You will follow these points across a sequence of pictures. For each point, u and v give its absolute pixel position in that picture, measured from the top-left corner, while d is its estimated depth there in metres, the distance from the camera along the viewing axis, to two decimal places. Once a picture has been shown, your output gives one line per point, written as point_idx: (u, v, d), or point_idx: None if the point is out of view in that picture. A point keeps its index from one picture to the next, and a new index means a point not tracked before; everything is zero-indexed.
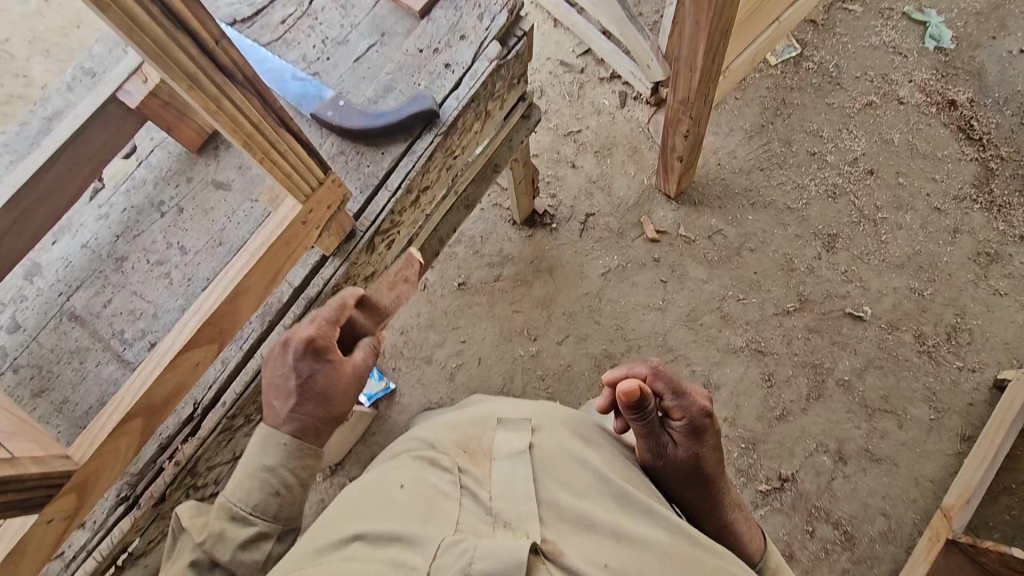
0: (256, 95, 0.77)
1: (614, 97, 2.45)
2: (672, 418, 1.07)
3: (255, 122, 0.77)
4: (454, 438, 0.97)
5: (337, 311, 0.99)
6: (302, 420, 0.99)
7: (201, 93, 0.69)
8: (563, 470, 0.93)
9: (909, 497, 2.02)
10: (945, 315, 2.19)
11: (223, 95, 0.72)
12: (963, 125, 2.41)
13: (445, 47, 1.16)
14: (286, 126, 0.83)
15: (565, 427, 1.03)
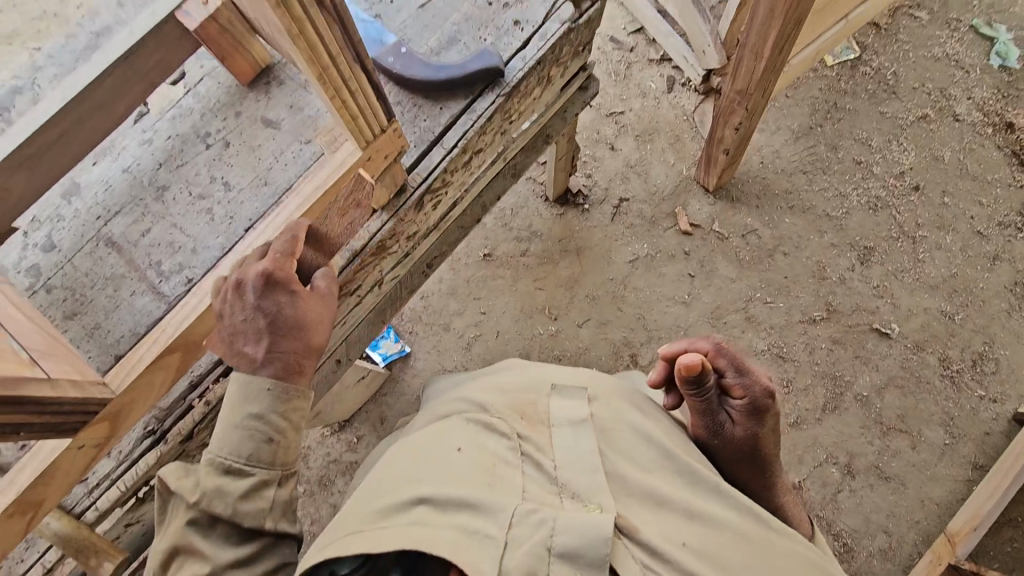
0: (338, 24, 0.72)
1: (662, 81, 2.38)
2: (732, 396, 1.13)
3: (332, 53, 0.73)
4: (510, 406, 1.06)
5: (286, 242, 0.89)
6: (281, 358, 0.92)
7: (287, 15, 0.64)
8: (624, 445, 1.02)
9: (913, 518, 2.00)
10: (973, 342, 2.15)
11: (309, 20, 0.67)
12: (1017, 150, 2.33)
13: (516, 3, 1.11)
14: (360, 61, 0.79)
15: (618, 399, 1.11)
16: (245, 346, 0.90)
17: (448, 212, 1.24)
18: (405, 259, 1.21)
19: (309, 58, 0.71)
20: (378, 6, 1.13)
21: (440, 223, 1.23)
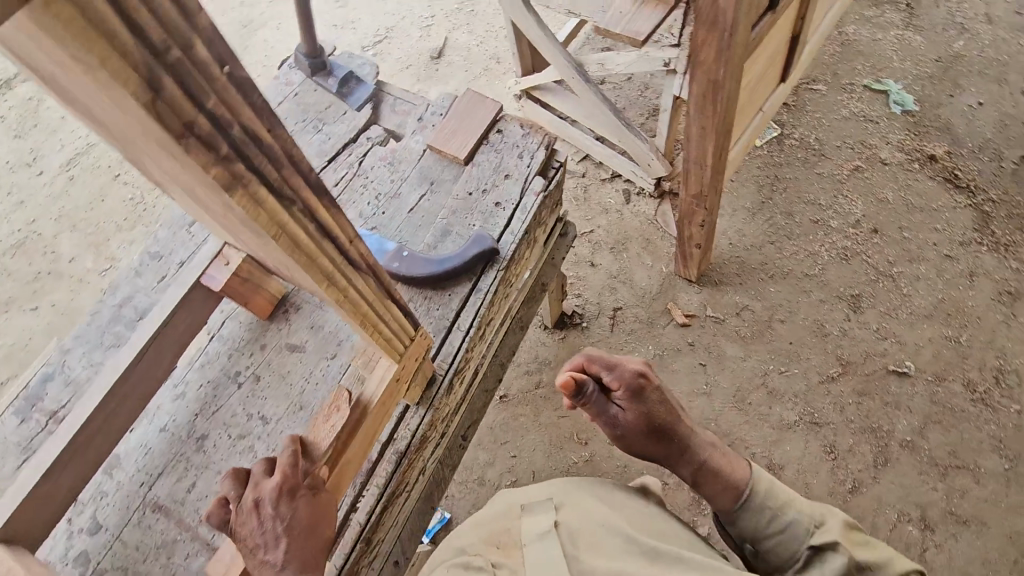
0: (375, 279, 0.77)
1: (619, 194, 2.58)
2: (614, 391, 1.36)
3: (371, 303, 0.78)
4: (485, 539, 1.09)
5: (290, 453, 0.84)
6: (302, 558, 0.85)
7: (335, 289, 0.70)
8: (591, 542, 1.05)
9: (1007, 557, 1.91)
10: (987, 359, 2.20)
11: (353, 285, 0.72)
12: (948, 176, 2.56)
13: (493, 187, 1.25)
14: (393, 299, 0.84)
15: (582, 499, 1.14)
16: (265, 557, 0.83)
17: (473, 380, 1.27)
18: (444, 437, 1.22)
19: (351, 312, 0.75)
20: (371, 218, 1.24)
21: (468, 392, 1.26)
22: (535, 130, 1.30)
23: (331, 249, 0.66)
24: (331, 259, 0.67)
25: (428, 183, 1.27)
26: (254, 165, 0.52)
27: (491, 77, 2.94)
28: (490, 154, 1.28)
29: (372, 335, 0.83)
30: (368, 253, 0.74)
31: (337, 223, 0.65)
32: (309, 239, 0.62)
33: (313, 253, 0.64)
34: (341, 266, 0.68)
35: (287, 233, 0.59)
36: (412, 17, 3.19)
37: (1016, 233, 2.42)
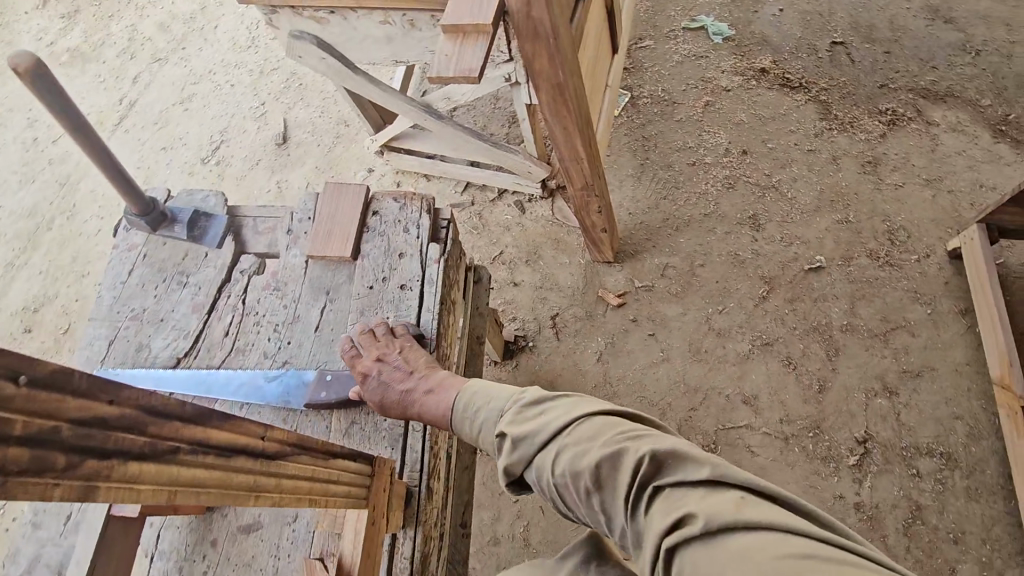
0: (303, 450, 0.74)
1: (513, 208, 2.59)
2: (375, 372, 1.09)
3: (309, 474, 0.74)
4: None
5: None
6: None
7: (265, 490, 0.67)
8: None
9: (964, 389, 2.08)
10: (878, 226, 2.40)
11: (281, 475, 0.69)
12: (782, 82, 2.78)
13: (392, 271, 1.19)
14: (331, 454, 0.80)
15: None
16: None
17: (448, 466, 1.21)
18: (444, 537, 1.15)
19: (288, 500, 0.72)
20: (278, 353, 1.14)
21: (449, 482, 1.20)
22: (409, 199, 1.25)
23: (241, 462, 0.62)
24: (246, 470, 0.63)
25: (324, 294, 1.19)
26: (123, 449, 0.48)
27: (345, 142, 2.86)
28: (375, 239, 1.22)
29: (328, 502, 0.80)
30: (284, 433, 0.70)
31: (237, 434, 0.61)
32: (211, 471, 0.58)
33: (224, 479, 0.60)
34: (259, 469, 0.65)
35: (183, 484, 0.55)
36: (243, 112, 3.05)
37: (854, 110, 2.67)
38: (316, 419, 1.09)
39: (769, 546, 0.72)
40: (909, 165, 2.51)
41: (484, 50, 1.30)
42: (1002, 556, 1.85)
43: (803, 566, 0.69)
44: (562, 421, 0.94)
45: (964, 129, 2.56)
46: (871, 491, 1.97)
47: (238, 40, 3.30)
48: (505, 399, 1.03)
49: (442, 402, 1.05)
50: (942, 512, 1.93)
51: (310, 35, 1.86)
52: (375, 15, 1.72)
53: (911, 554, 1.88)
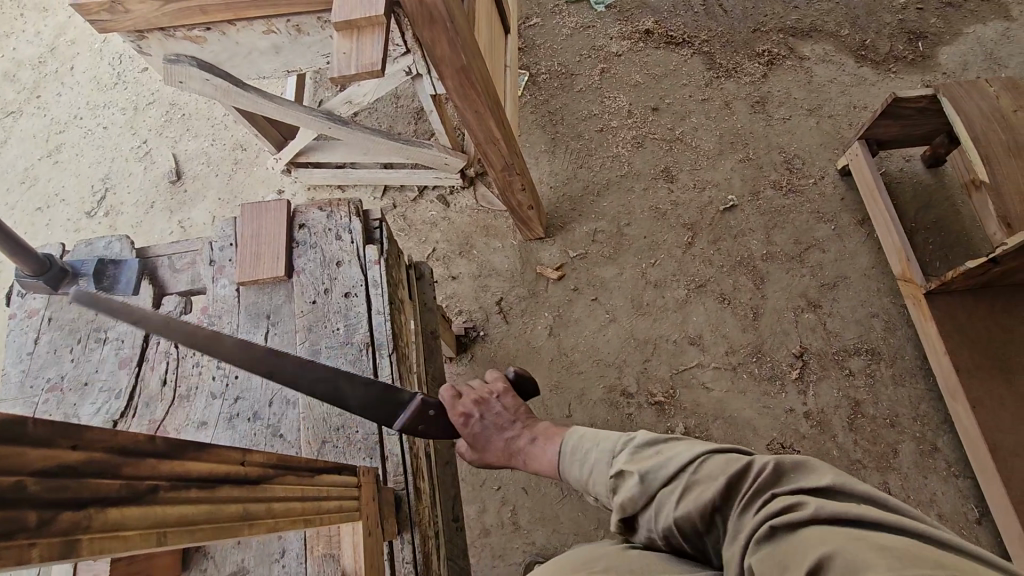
0: (287, 471, 0.72)
1: (436, 204, 2.56)
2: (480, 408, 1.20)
3: (298, 491, 0.73)
4: None
5: None
6: None
7: (257, 517, 0.65)
8: None
9: (874, 289, 2.30)
10: (775, 158, 2.59)
11: (269, 499, 0.67)
12: (667, 39, 2.91)
13: (332, 282, 1.14)
14: (316, 470, 0.79)
15: None
16: None
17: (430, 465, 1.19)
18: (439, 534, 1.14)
19: (280, 523, 0.69)
20: (227, 391, 1.07)
21: (433, 480, 1.18)
22: (335, 205, 1.20)
23: (225, 489, 0.60)
24: (231, 497, 0.61)
25: (265, 319, 1.13)
26: (99, 497, 0.47)
27: (246, 167, 2.71)
28: (308, 253, 1.17)
29: (324, 517, 0.77)
30: (265, 457, 0.69)
31: (218, 460, 0.60)
32: (196, 502, 0.57)
33: (211, 509, 0.58)
34: (246, 494, 0.63)
35: (172, 516, 0.53)
36: (123, 154, 2.82)
37: (735, 56, 2.84)
38: (283, 448, 1.03)
39: (872, 535, 0.71)
40: (791, 99, 2.72)
41: (383, 42, 1.27)
42: (932, 428, 2.08)
43: (903, 545, 0.70)
44: (686, 449, 0.97)
45: (831, 59, 2.80)
46: (815, 399, 2.15)
47: (101, 78, 3.03)
48: (621, 442, 1.05)
49: (547, 455, 1.15)
50: (877, 402, 2.14)
51: (189, 57, 1.74)
52: (255, 26, 1.62)
53: (859, 445, 2.08)
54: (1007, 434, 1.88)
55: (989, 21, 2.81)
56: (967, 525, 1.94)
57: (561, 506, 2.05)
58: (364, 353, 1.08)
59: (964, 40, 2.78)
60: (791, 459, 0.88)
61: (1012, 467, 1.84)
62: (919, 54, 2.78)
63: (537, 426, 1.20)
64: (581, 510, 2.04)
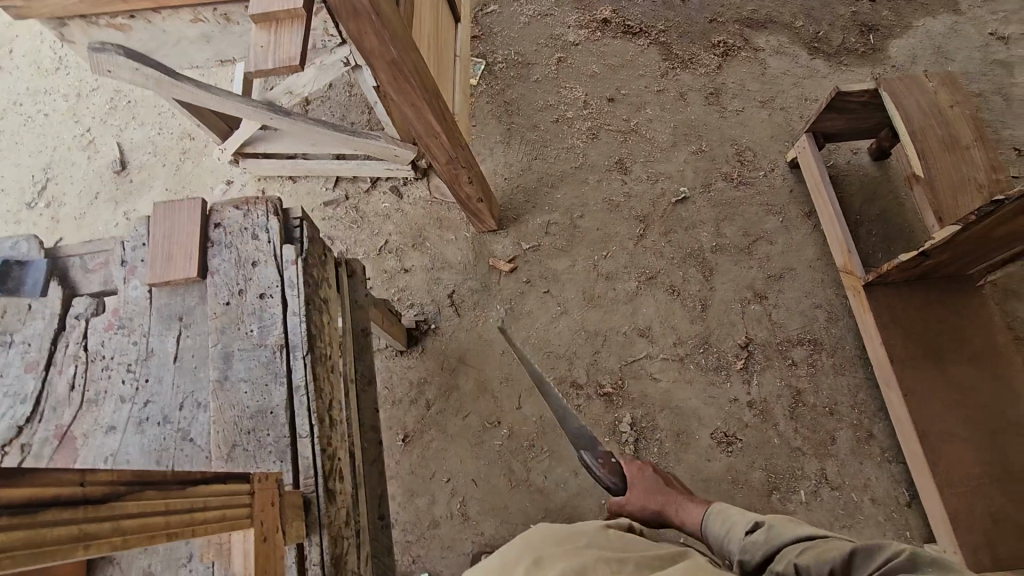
0: (147, 484, 0.69)
1: (389, 195, 2.53)
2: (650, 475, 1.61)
3: (162, 503, 0.70)
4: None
5: None
6: None
7: (106, 536, 0.62)
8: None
9: (819, 280, 2.35)
10: (728, 150, 2.61)
11: (120, 516, 0.64)
12: (625, 29, 2.89)
13: (247, 283, 1.12)
14: (189, 477, 0.76)
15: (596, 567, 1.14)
16: None
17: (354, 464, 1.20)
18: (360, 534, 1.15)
19: (112, 539, 0.63)
20: (137, 396, 1.06)
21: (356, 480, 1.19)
22: (252, 203, 1.18)
23: (54, 513, 0.58)
24: (65, 520, 0.58)
25: (177, 320, 1.11)
26: None
27: (194, 157, 2.64)
28: (223, 253, 1.14)
29: (190, 528, 0.72)
30: (113, 472, 0.66)
31: (42, 485, 0.57)
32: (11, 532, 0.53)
33: (35, 536, 0.56)
34: (84, 515, 0.61)
35: None
36: (65, 142, 2.72)
37: (691, 46, 2.84)
38: (193, 452, 1.03)
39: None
40: (745, 91, 2.73)
41: (302, 36, 1.23)
42: (869, 416, 2.15)
43: None
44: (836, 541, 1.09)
45: (785, 51, 2.82)
46: (758, 388, 2.20)
47: (41, 62, 2.91)
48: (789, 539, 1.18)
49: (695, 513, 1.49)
50: (817, 390, 2.20)
51: (116, 45, 1.68)
52: (182, 14, 1.57)
53: (799, 433, 2.14)
54: (936, 422, 1.94)
55: (938, 14, 2.85)
56: (897, 508, 2.02)
57: (510, 497, 2.07)
58: (277, 355, 1.07)
59: (914, 34, 2.82)
60: (939, 559, 0.90)
61: (939, 453, 1.91)
62: (870, 47, 2.81)
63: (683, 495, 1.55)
64: (529, 500, 2.07)
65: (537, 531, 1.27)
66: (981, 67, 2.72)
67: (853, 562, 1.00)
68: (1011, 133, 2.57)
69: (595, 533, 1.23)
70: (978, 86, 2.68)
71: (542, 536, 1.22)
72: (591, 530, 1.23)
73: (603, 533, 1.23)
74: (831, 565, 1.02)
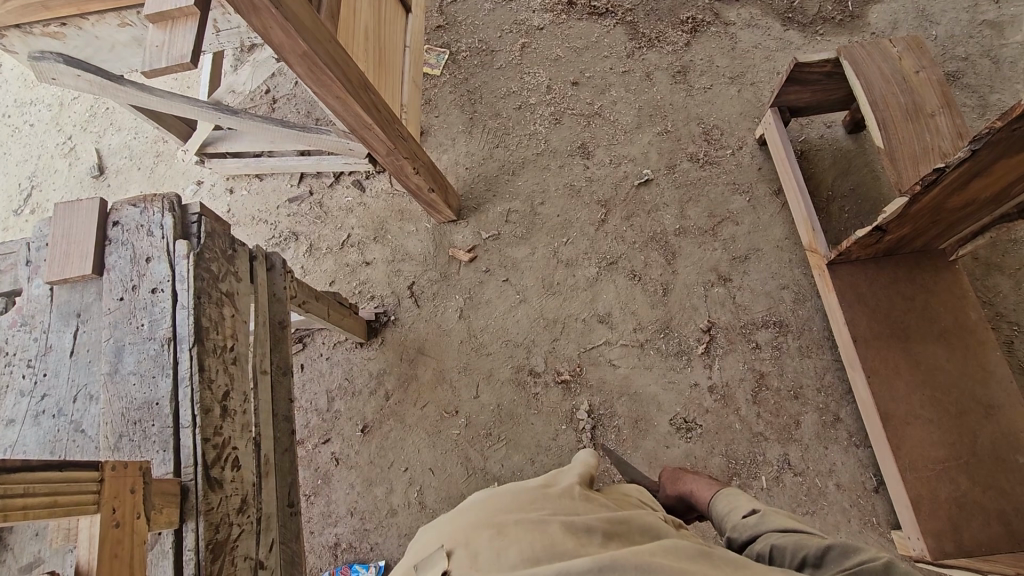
0: None
1: (352, 189, 2.60)
2: (676, 480, 1.38)
3: None
4: (458, 520, 0.93)
5: None
6: None
7: None
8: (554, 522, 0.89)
9: (786, 260, 2.28)
10: (694, 129, 2.54)
11: None
12: (590, 10, 2.83)
13: (141, 278, 1.16)
14: None
15: (556, 506, 0.94)
16: None
17: (258, 454, 1.22)
18: (262, 521, 1.17)
19: None
20: (35, 389, 1.13)
21: (261, 469, 1.21)
22: (149, 201, 1.21)
23: None
24: None
25: (76, 317, 1.17)
26: None
27: (167, 160, 2.74)
28: (119, 250, 1.19)
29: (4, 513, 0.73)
30: None
31: None
32: None
33: None
34: None
35: None
36: (49, 151, 2.83)
37: (658, 24, 2.76)
38: (83, 442, 1.08)
39: None
40: (713, 68, 2.65)
41: (194, 35, 1.29)
42: (835, 399, 2.07)
43: None
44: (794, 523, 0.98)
45: (757, 23, 2.71)
46: (720, 372, 2.14)
47: (26, 74, 3.03)
48: (776, 511, 1.04)
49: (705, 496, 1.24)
50: (782, 374, 2.12)
51: (54, 54, 1.80)
52: (109, 20, 1.60)
53: (762, 418, 2.07)
54: (900, 404, 1.84)
55: None
56: (863, 494, 1.93)
57: (465, 485, 2.07)
58: (165, 347, 1.11)
59: None
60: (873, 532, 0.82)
61: (902, 437, 1.80)
62: (849, 14, 2.68)
63: (695, 483, 1.31)
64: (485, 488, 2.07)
65: (486, 493, 1.00)
66: (968, 28, 2.55)
67: (826, 556, 0.86)
68: (1000, 97, 2.41)
69: (561, 492, 0.99)
70: (965, 50, 2.52)
71: (496, 499, 0.96)
72: (554, 490, 1.00)
73: (570, 491, 1.00)
74: (805, 553, 0.88)
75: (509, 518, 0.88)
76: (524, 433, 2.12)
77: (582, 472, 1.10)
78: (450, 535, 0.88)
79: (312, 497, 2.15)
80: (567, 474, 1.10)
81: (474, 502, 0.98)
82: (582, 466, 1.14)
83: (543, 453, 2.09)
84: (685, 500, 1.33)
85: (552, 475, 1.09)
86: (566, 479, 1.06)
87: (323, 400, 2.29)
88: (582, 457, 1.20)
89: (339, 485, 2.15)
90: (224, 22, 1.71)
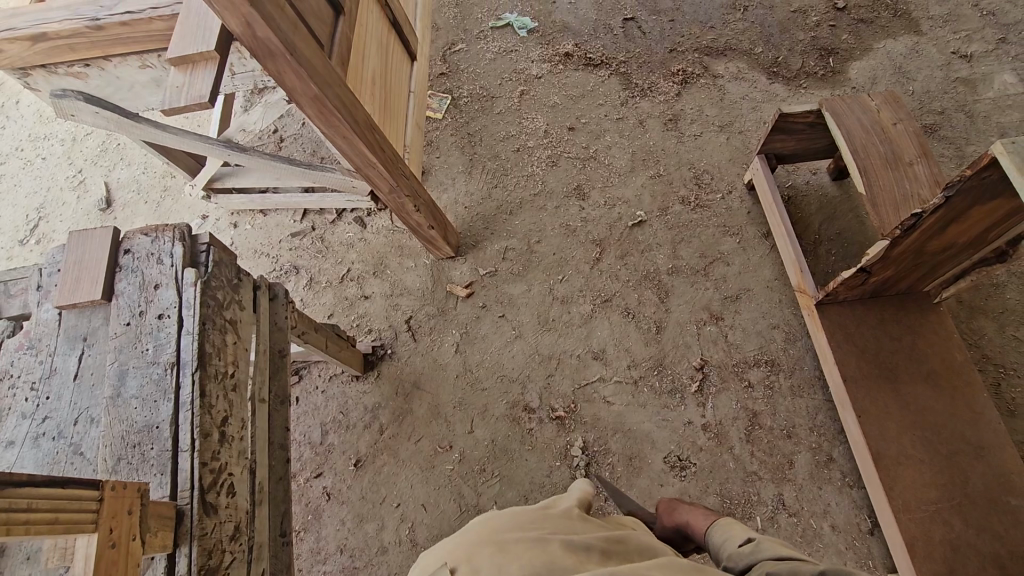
0: None
1: (354, 225, 2.67)
2: (672, 511, 1.39)
3: None
4: (459, 540, 0.93)
5: None
6: None
7: None
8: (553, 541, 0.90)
9: (776, 301, 2.33)
10: (685, 173, 2.64)
11: None
12: (586, 61, 2.98)
13: (148, 304, 1.20)
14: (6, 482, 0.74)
15: (555, 527, 0.95)
16: None
17: (253, 482, 1.22)
18: (254, 550, 1.16)
19: None
20: (37, 411, 1.15)
21: (255, 497, 1.21)
22: (161, 230, 1.26)
23: None
24: None
25: (82, 341, 1.20)
26: None
27: (174, 195, 2.81)
28: (129, 277, 1.23)
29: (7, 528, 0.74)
30: None
31: None
32: None
33: None
34: None
35: None
36: (59, 184, 2.90)
37: (650, 75, 2.91)
38: (81, 465, 1.09)
39: None
40: (703, 116, 2.78)
41: (213, 77, 1.38)
42: (827, 439, 2.08)
43: None
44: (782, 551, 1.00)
45: (744, 76, 2.86)
46: (713, 411, 2.16)
47: (43, 110, 3.14)
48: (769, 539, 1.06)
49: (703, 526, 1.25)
50: (775, 413, 2.14)
51: (75, 93, 1.88)
52: (130, 61, 1.69)
53: (755, 457, 2.07)
54: (891, 444, 1.86)
55: (899, 36, 2.86)
56: (859, 536, 1.92)
57: (457, 522, 2.05)
58: (168, 372, 1.13)
59: (875, 55, 2.83)
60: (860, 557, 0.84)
61: (894, 478, 1.81)
62: (830, 70, 2.83)
63: (692, 514, 1.32)
64: None
65: (487, 515, 1.01)
66: (942, 85, 2.70)
67: None
68: (975, 149, 2.53)
69: (560, 514, 1.00)
70: (940, 104, 2.66)
71: (496, 519, 0.97)
72: (554, 512, 1.01)
73: (569, 514, 1.01)
74: None
75: (511, 536, 0.89)
76: (518, 469, 2.12)
77: (581, 497, 1.12)
78: (452, 552, 0.89)
79: (302, 533, 2.11)
80: (566, 498, 1.11)
81: (476, 523, 0.99)
82: (580, 492, 1.15)
83: (537, 490, 2.08)
84: (682, 531, 1.33)
85: (551, 500, 1.10)
86: (565, 503, 1.07)
87: (317, 433, 2.28)
88: (579, 484, 1.22)
89: (330, 521, 2.11)
90: (240, 66, 1.80)
